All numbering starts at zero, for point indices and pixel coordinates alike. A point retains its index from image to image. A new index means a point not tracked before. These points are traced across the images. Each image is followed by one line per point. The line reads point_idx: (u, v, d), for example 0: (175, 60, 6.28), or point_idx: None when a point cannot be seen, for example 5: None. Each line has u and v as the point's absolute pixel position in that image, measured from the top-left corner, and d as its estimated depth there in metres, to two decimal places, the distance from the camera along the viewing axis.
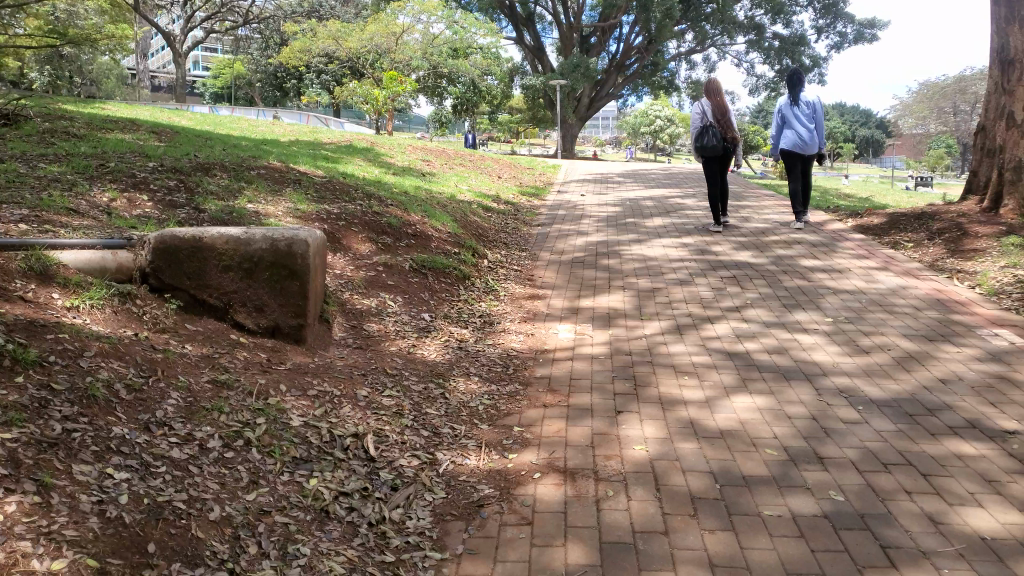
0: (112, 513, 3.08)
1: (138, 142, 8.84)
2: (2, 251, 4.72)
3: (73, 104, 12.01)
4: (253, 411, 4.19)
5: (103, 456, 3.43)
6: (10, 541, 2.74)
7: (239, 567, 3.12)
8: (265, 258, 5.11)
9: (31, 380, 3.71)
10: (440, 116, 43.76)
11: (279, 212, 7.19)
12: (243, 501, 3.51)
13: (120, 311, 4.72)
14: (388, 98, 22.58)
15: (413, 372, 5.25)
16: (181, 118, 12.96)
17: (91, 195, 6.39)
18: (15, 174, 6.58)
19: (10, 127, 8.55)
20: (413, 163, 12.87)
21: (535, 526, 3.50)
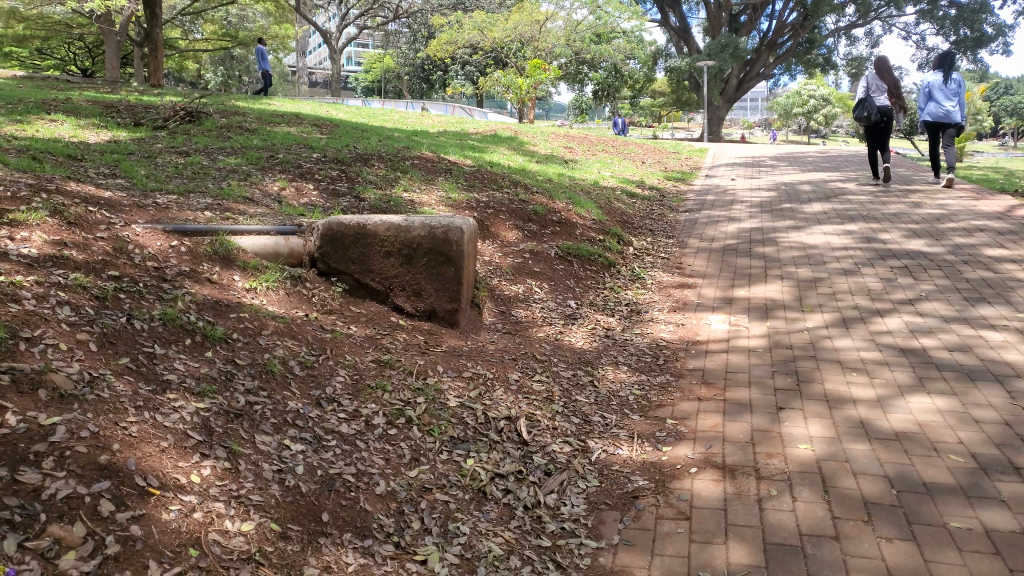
0: (290, 482, 3.32)
1: (303, 135, 9.38)
2: (193, 237, 5.17)
3: (245, 101, 12.92)
4: (413, 391, 4.34)
5: (282, 429, 3.69)
6: (207, 502, 3.04)
7: (404, 541, 3.24)
8: (424, 244, 5.27)
9: (219, 355, 4.06)
10: (581, 103, 43.51)
11: (432, 201, 7.41)
12: (406, 477, 3.65)
13: (292, 293, 5.04)
14: (531, 86, 22.63)
15: (563, 359, 5.25)
16: (338, 111, 13.65)
17: (264, 185, 6.86)
18: (199, 166, 7.16)
19: (192, 122, 9.32)
20: (556, 150, 12.87)
21: (694, 522, 3.40)
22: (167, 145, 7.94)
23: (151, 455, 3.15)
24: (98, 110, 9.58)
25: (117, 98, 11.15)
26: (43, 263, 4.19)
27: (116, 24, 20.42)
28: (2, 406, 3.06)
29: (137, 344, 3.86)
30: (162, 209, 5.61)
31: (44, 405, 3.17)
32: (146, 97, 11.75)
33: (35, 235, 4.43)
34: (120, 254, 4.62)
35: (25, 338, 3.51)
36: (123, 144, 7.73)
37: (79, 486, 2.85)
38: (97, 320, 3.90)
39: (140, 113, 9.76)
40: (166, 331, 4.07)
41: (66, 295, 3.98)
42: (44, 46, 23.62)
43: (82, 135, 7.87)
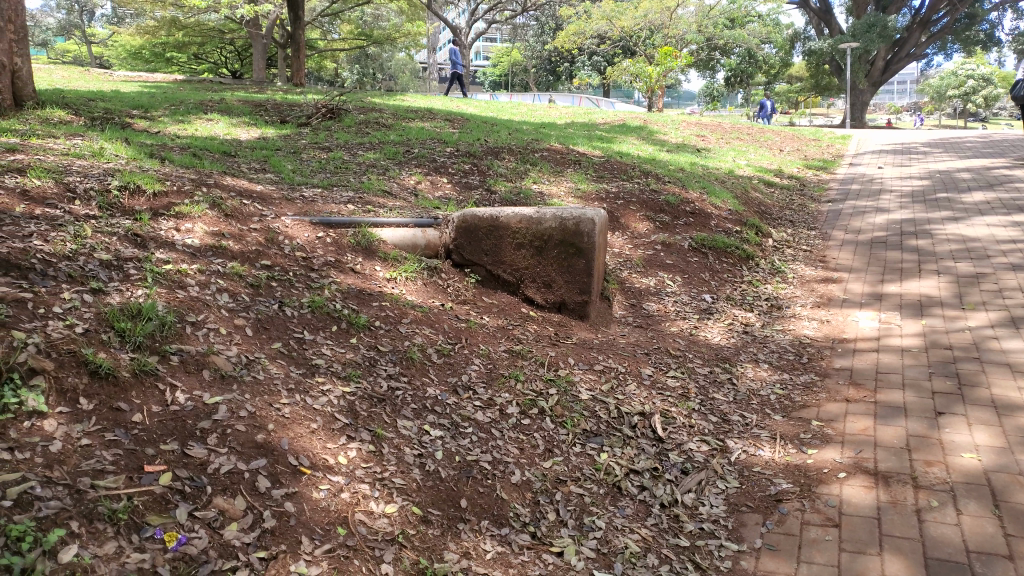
0: (430, 467, 3.42)
1: (437, 129, 9.59)
2: (337, 229, 5.40)
3: (381, 98, 13.37)
4: (546, 382, 4.35)
5: (421, 414, 3.80)
6: (354, 483, 3.18)
7: (540, 532, 3.25)
8: (555, 236, 5.26)
9: (362, 342, 4.24)
10: (712, 90, 42.11)
11: (562, 192, 7.40)
12: (541, 467, 3.66)
13: (428, 283, 5.18)
14: (661, 74, 22.09)
15: (698, 355, 5.09)
16: (468, 105, 13.91)
17: (401, 178, 7.07)
18: (341, 161, 7.48)
19: (334, 119, 9.77)
20: (688, 139, 12.52)
21: (844, 529, 3.20)
22: (311, 141, 8.35)
23: (302, 436, 3.33)
24: (249, 109, 10.20)
25: (266, 98, 11.81)
26: (204, 253, 4.50)
27: (263, 28, 21.59)
28: (173, 385, 3.35)
29: (288, 330, 4.10)
30: (308, 202, 5.89)
31: (208, 384, 3.43)
32: (290, 95, 12.40)
33: (198, 227, 4.77)
34: (272, 244, 4.90)
35: (191, 321, 3.80)
36: (272, 140, 8.18)
37: (240, 462, 3.07)
38: (253, 306, 4.16)
39: (287, 111, 10.30)
40: (315, 318, 4.29)
41: (226, 282, 4.27)
42: (201, 51, 25.38)
43: (235, 133, 8.40)
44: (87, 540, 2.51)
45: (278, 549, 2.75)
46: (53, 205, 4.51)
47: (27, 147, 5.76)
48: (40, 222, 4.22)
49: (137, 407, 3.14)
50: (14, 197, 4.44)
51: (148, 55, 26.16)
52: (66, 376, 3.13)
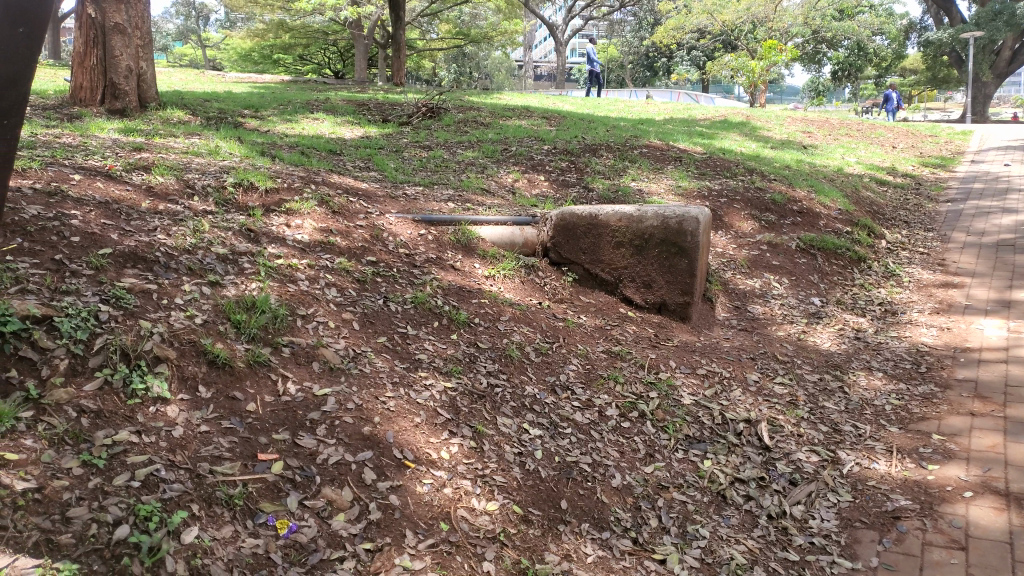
0: (530, 467, 3.41)
1: (534, 127, 9.60)
2: (438, 226, 5.47)
3: (478, 96, 13.49)
4: (646, 384, 4.26)
5: (521, 412, 3.79)
6: (456, 479, 3.21)
7: (642, 538, 3.18)
8: (656, 235, 5.15)
9: (462, 338, 4.28)
10: (817, 85, 40.46)
11: (662, 190, 7.26)
12: (642, 472, 3.59)
13: (526, 281, 5.18)
14: (765, 69, 21.37)
15: (807, 361, 4.88)
16: (565, 102, 13.88)
17: (499, 176, 7.11)
18: (440, 159, 7.58)
19: (433, 118, 9.94)
20: (793, 135, 12.07)
21: (972, 553, 3.00)
22: (412, 140, 8.51)
23: (406, 430, 3.39)
24: (352, 109, 10.49)
25: (368, 98, 12.11)
26: (313, 248, 4.65)
27: (365, 29, 22.14)
28: (284, 376, 3.50)
29: (392, 325, 4.19)
30: (410, 200, 6.00)
31: (317, 376, 3.56)
32: (390, 95, 12.68)
33: (307, 223, 4.94)
34: (377, 241, 5.01)
35: (301, 315, 3.94)
36: (374, 139, 8.38)
37: (347, 453, 3.15)
38: (358, 301, 4.28)
39: (388, 110, 10.54)
40: (417, 313, 4.36)
41: (333, 278, 4.41)
42: (306, 53, 26.35)
43: (340, 132, 8.67)
44: (207, 523, 2.65)
45: (383, 541, 2.81)
46: (176, 201, 4.76)
47: (152, 146, 6.11)
48: (164, 217, 4.46)
49: (251, 397, 3.30)
50: (141, 193, 4.70)
51: (257, 57, 27.43)
52: (188, 364, 3.32)
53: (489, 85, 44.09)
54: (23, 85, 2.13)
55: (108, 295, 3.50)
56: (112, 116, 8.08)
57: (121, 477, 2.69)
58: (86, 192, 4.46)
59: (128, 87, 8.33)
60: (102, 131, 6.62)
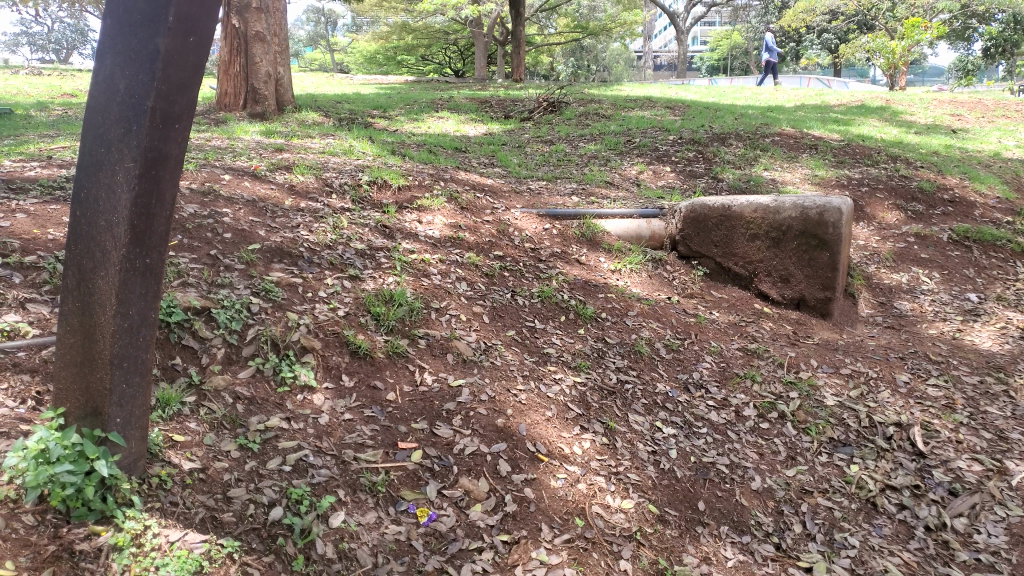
0: (665, 466, 3.33)
1: (657, 118, 9.40)
2: (563, 220, 5.44)
3: (599, 89, 13.36)
4: (786, 384, 4.08)
5: (653, 410, 3.72)
6: (590, 475, 3.18)
7: (786, 544, 3.04)
8: (794, 227, 4.95)
9: (590, 333, 4.24)
10: (965, 64, 37.46)
11: (797, 180, 6.94)
12: (783, 475, 3.43)
13: (654, 276, 5.08)
14: (906, 50, 20.00)
15: (964, 362, 4.52)
16: (688, 91, 13.53)
17: (623, 169, 7.01)
18: (563, 153, 7.56)
19: (555, 112, 9.93)
20: (941, 119, 11.23)
21: None
22: (534, 135, 8.54)
23: (539, 423, 3.40)
24: (475, 106, 10.63)
25: (489, 94, 12.24)
26: (443, 243, 4.74)
27: (484, 27, 22.36)
28: (420, 367, 3.60)
29: (520, 319, 4.20)
30: (534, 194, 6.02)
31: (451, 368, 3.64)
32: (511, 91, 12.77)
33: (437, 219, 5.05)
34: (503, 236, 5.05)
35: (435, 308, 4.04)
36: (497, 136, 8.46)
37: (482, 445, 3.20)
38: (488, 295, 4.33)
39: (510, 106, 10.62)
40: (544, 308, 4.36)
41: (463, 272, 4.48)
42: (427, 53, 27.01)
43: (464, 129, 8.82)
44: (352, 508, 2.76)
45: (519, 534, 2.82)
46: (315, 199, 4.98)
47: (291, 147, 6.43)
48: (305, 214, 4.68)
49: (390, 387, 3.43)
50: (284, 192, 4.96)
51: (381, 59, 28.41)
52: (331, 355, 3.48)
53: (607, 77, 43.62)
54: (191, 91, 2.18)
55: (258, 289, 3.71)
56: (253, 120, 8.56)
57: (274, 461, 2.86)
58: (235, 191, 4.75)
59: (267, 91, 8.81)
60: (246, 134, 7.03)
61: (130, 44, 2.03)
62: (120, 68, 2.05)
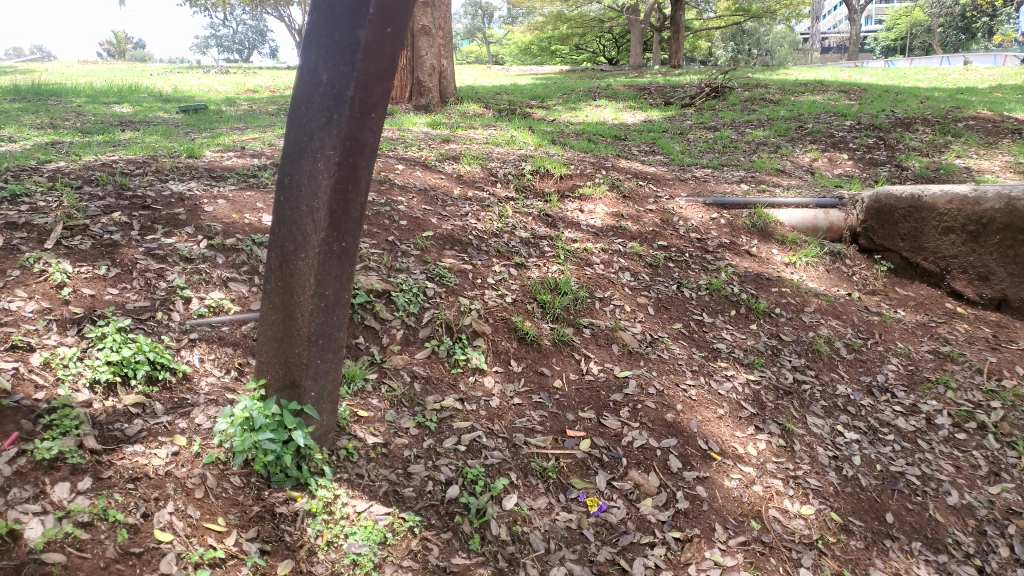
0: (849, 473, 3.14)
1: (831, 102, 8.84)
2: (732, 210, 5.23)
3: (764, 73, 12.77)
4: (986, 393, 3.72)
5: (833, 413, 3.51)
6: (766, 477, 3.04)
7: (989, 567, 2.77)
8: (998, 220, 4.53)
9: (763, 329, 4.06)
10: None
11: (996, 167, 6.29)
12: (985, 492, 3.13)
13: (832, 270, 4.81)
14: None
15: None
16: (865, 74, 12.62)
17: (795, 156, 6.65)
18: (729, 140, 7.28)
19: (718, 98, 9.58)
20: None
21: None
22: (696, 122, 8.28)
23: (711, 421, 3.29)
24: (633, 94, 10.47)
25: (647, 81, 12.00)
26: (606, 232, 4.70)
27: (641, 13, 21.86)
28: (587, 356, 3.59)
29: (688, 311, 4.09)
30: (700, 182, 5.84)
31: (618, 359, 3.60)
32: (670, 77, 12.45)
33: (599, 208, 5.01)
34: (668, 225, 4.93)
35: (600, 297, 4.01)
36: (658, 123, 8.27)
37: (652, 438, 3.14)
38: (653, 286, 4.24)
39: (670, 93, 10.38)
40: (713, 301, 4.22)
41: (627, 262, 4.42)
42: (581, 42, 26.90)
43: (623, 117, 8.70)
44: (524, 492, 2.79)
45: (692, 532, 2.74)
46: (481, 187, 5.09)
47: (457, 138, 6.60)
48: (473, 203, 4.79)
49: (557, 374, 3.45)
50: (453, 181, 5.10)
51: (534, 50, 28.66)
52: (500, 340, 3.55)
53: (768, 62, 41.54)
54: (387, 81, 2.22)
55: (431, 274, 3.83)
56: (418, 112, 8.88)
57: (450, 440, 2.95)
58: (408, 180, 4.94)
59: (431, 83, 9.10)
60: (413, 126, 7.30)
61: (333, 36, 2.09)
62: (323, 60, 2.12)
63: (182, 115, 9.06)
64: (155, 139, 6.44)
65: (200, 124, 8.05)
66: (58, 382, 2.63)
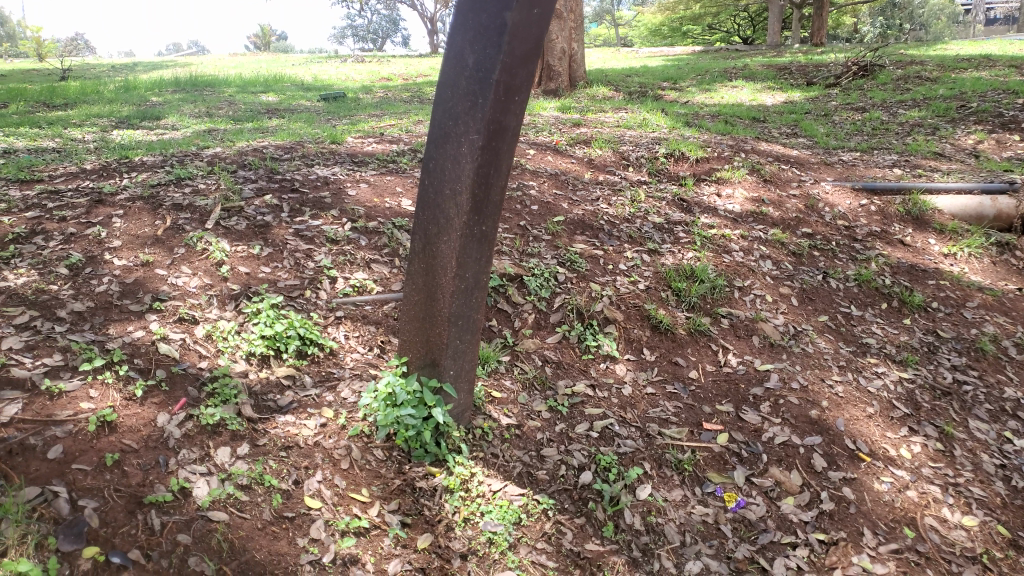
0: (1019, 484, 2.88)
1: (999, 78, 8.07)
2: (883, 196, 4.91)
3: (919, 48, 11.85)
4: None
5: (999, 418, 3.22)
6: (922, 483, 2.84)
7: None
8: None
9: (918, 324, 3.79)
10: None
11: None
12: None
13: (998, 262, 4.43)
14: None
15: None
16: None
17: (956, 138, 6.14)
18: (879, 121, 6.82)
19: (867, 77, 8.99)
20: None
21: None
22: (842, 102, 7.81)
23: (859, 420, 3.11)
24: (772, 74, 10.01)
25: (788, 61, 11.43)
26: (745, 218, 4.52)
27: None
28: (724, 347, 3.48)
29: (834, 303, 3.88)
30: (848, 166, 5.51)
31: (757, 351, 3.47)
32: (812, 56, 11.80)
33: (737, 193, 4.82)
34: (812, 211, 4.69)
35: (738, 286, 3.86)
36: (800, 104, 7.87)
37: (794, 435, 3.00)
38: (796, 276, 4.05)
39: (813, 72, 9.82)
40: (862, 293, 3.98)
41: (768, 249, 4.23)
42: (714, 22, 25.99)
43: (761, 98, 8.33)
44: (658, 483, 2.73)
45: (838, 535, 2.59)
46: (613, 171, 5.02)
47: (588, 121, 6.54)
48: (604, 187, 4.73)
49: (693, 364, 3.36)
50: (585, 165, 5.06)
51: (665, 31, 28.02)
52: (634, 327, 3.49)
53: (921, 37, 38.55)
54: (533, 62, 2.13)
55: (563, 259, 3.82)
56: (548, 97, 8.87)
57: (582, 426, 2.93)
58: (540, 165, 4.94)
59: (561, 67, 9.02)
60: (544, 110, 7.29)
61: (481, 19, 2.02)
62: (469, 43, 2.07)
63: (323, 103, 9.48)
64: (300, 126, 6.77)
65: (340, 111, 8.39)
66: (218, 353, 2.83)
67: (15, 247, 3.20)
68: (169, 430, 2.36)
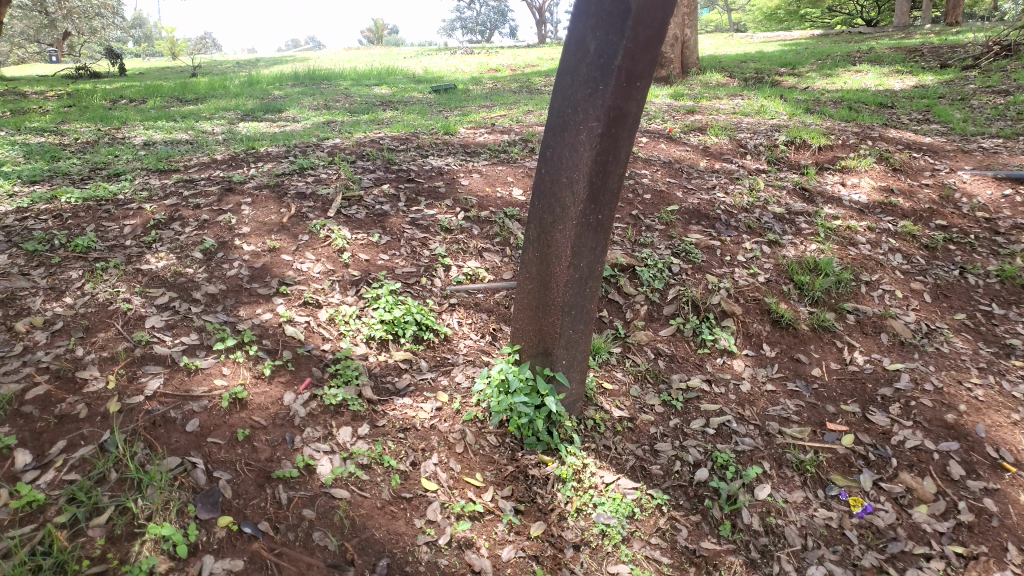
0: None
1: None
2: None
3: None
4: None
5: None
6: None
7: None
8: None
9: None
10: None
11: None
12: None
13: None
14: None
15: None
16: None
17: None
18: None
19: (1011, 57, 8.30)
20: None
21: None
22: (982, 85, 7.26)
23: (1003, 425, 2.87)
24: (902, 57, 9.42)
25: (918, 42, 10.74)
26: (872, 210, 4.28)
27: None
28: (850, 345, 3.32)
29: (973, 301, 3.61)
30: (989, 154, 5.11)
31: (886, 350, 3.29)
32: (947, 37, 11.03)
33: (864, 181, 4.57)
34: (947, 203, 4.39)
35: (866, 281, 3.67)
36: (933, 88, 7.37)
37: (927, 440, 2.81)
38: (929, 271, 3.80)
39: (948, 54, 9.17)
40: (1005, 290, 3.68)
41: (897, 242, 3.99)
42: (835, 4, 24.76)
43: (889, 82, 7.86)
44: (778, 483, 2.63)
45: (979, 549, 2.39)
46: (730, 159, 4.86)
47: (702, 108, 6.37)
48: (721, 175, 4.59)
49: (816, 361, 3.22)
50: (699, 153, 4.93)
51: (782, 14, 26.94)
52: (752, 322, 3.37)
53: None
54: (657, 47, 2.01)
55: (678, 249, 3.74)
56: (659, 85, 8.70)
57: (697, 422, 2.87)
58: (653, 153, 4.85)
59: (673, 54, 8.82)
60: (656, 97, 7.15)
61: (605, 5, 1.93)
62: (591, 28, 1.99)
63: (434, 95, 9.65)
64: (414, 118, 6.93)
65: (451, 103, 8.53)
66: (340, 336, 2.93)
67: (156, 232, 3.42)
68: (295, 409, 2.47)
